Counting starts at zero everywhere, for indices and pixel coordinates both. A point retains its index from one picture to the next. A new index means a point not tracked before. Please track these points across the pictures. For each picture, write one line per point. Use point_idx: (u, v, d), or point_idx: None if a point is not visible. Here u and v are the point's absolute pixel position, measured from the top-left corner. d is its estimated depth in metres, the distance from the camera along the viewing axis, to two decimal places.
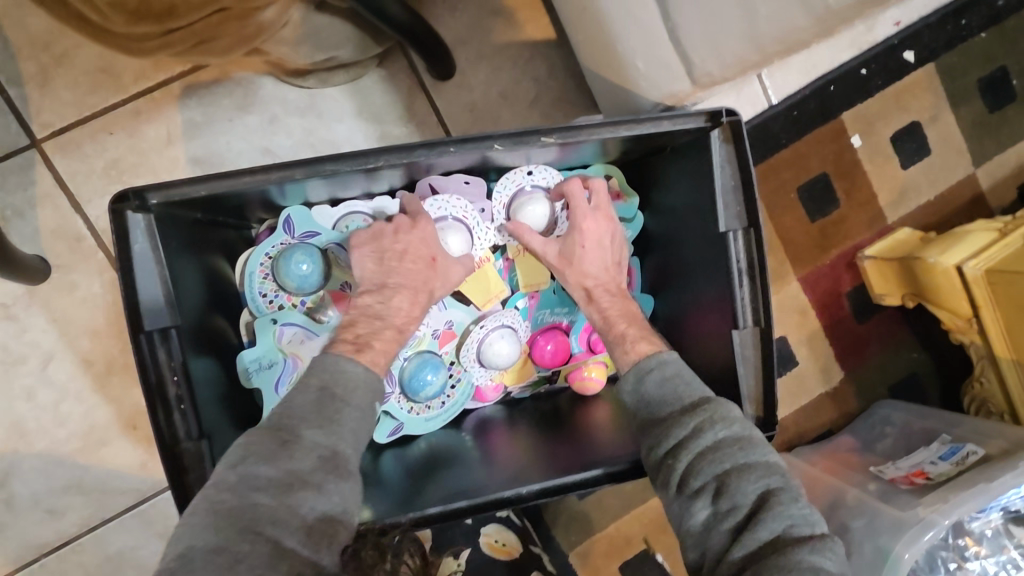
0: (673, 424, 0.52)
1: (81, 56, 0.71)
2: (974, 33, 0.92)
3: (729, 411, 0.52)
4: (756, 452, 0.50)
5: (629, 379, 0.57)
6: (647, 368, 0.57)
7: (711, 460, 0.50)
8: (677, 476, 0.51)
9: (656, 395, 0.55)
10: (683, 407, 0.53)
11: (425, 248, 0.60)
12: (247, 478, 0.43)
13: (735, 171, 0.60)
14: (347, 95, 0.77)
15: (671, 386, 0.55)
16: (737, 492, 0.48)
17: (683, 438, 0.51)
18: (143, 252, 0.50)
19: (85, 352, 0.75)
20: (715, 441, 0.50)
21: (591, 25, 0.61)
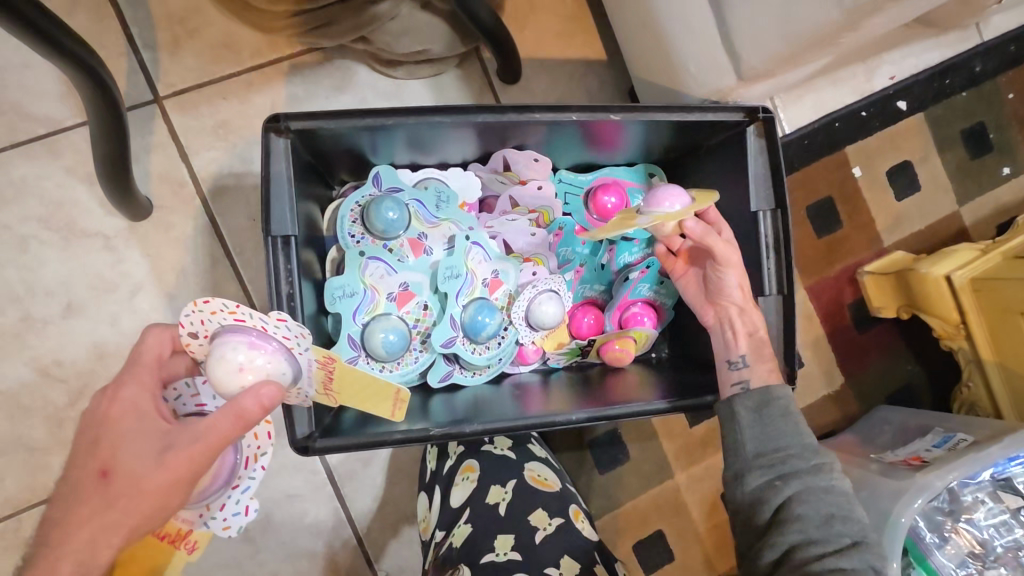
0: (793, 458, 0.59)
1: (208, 31, 0.83)
2: (958, 91, 1.07)
3: (838, 468, 0.59)
4: (855, 509, 0.57)
5: (752, 400, 0.63)
6: (775, 393, 0.62)
7: (818, 497, 0.56)
8: (781, 498, 0.57)
9: (782, 425, 0.61)
10: (805, 444, 0.60)
11: (94, 456, 0.44)
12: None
13: (766, 160, 0.71)
14: (428, 87, 0.90)
15: (793, 421, 0.61)
16: (835, 530, 0.55)
17: (798, 468, 0.58)
18: (279, 170, 0.60)
19: (170, 286, 0.82)
20: (824, 485, 0.57)
21: (649, 37, 0.74)
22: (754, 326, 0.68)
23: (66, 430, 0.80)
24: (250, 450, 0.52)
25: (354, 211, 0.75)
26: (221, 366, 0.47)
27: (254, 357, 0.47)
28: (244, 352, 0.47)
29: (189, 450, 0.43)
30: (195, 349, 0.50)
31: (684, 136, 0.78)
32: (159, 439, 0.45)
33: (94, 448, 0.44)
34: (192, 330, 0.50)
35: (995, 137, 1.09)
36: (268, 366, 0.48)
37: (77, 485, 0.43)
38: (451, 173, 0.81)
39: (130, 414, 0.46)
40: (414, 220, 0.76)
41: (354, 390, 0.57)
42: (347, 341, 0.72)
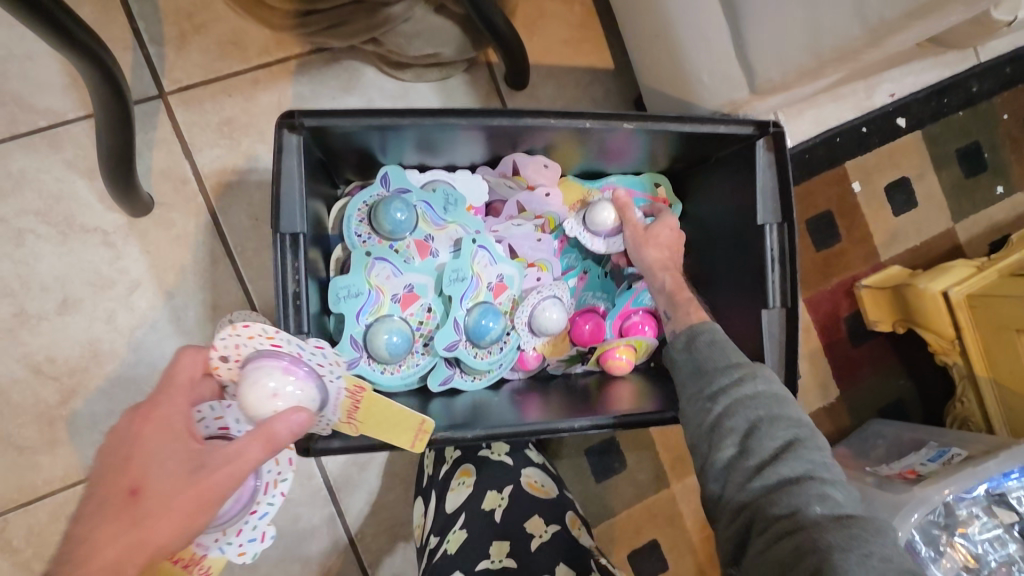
0: (717, 375, 0.56)
1: (216, 28, 0.82)
2: (955, 110, 1.09)
3: (763, 372, 0.55)
4: (790, 410, 0.53)
5: (681, 340, 0.61)
6: (701, 334, 0.60)
7: (748, 407, 0.52)
8: (712, 418, 0.54)
9: (705, 352, 0.58)
10: (733, 363, 0.56)
11: (123, 474, 0.42)
12: None
13: (775, 174, 0.71)
14: (435, 91, 0.90)
15: (721, 348, 0.58)
16: (767, 435, 0.51)
17: (722, 385, 0.55)
18: (290, 167, 0.59)
19: (169, 285, 0.81)
20: (753, 394, 0.53)
21: (661, 48, 0.75)
22: (660, 285, 0.73)
23: (56, 429, 0.78)
24: (269, 476, 0.52)
25: (361, 210, 0.74)
26: (255, 391, 0.48)
27: (287, 384, 0.49)
28: (278, 378, 0.49)
29: (227, 471, 0.43)
30: (223, 373, 0.50)
31: (694, 148, 0.78)
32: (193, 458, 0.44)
33: (125, 465, 0.42)
34: (223, 352, 0.50)
35: (989, 156, 1.11)
36: (298, 393, 0.50)
37: (105, 503, 0.41)
38: (459, 176, 0.81)
39: (163, 432, 0.44)
40: (422, 221, 0.76)
41: (377, 420, 0.57)
42: (349, 342, 0.71)
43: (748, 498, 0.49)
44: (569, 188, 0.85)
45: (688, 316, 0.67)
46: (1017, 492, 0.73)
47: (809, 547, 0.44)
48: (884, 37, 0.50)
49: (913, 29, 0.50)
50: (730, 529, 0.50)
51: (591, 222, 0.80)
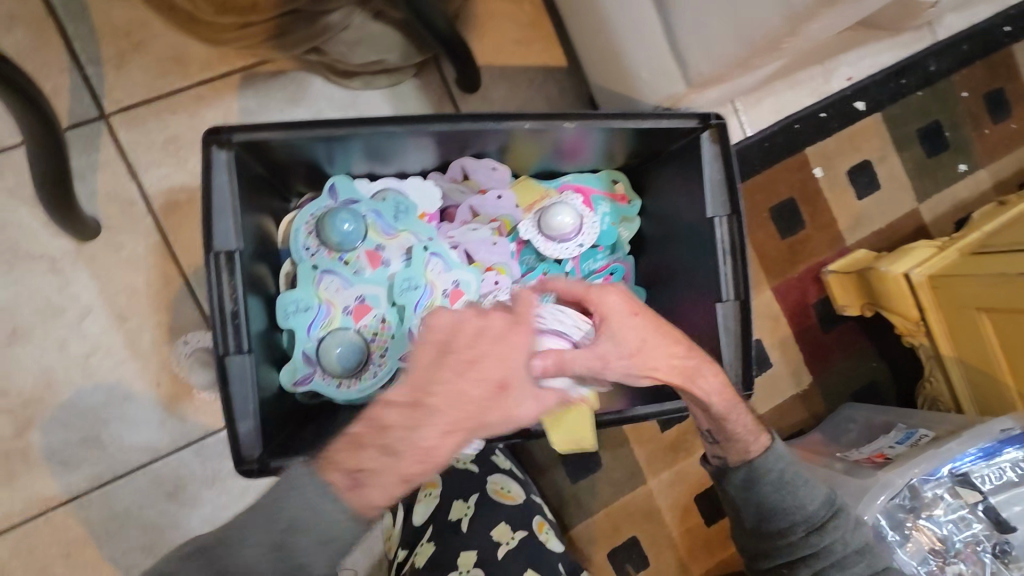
0: (794, 539, 0.62)
1: (156, 45, 0.81)
2: (913, 90, 1.09)
3: (834, 524, 0.61)
4: (873, 560, 0.61)
5: (738, 477, 0.64)
6: (760, 469, 0.63)
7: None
8: None
9: (774, 502, 0.62)
10: (806, 517, 0.62)
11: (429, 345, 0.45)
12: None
13: (721, 166, 0.70)
14: (385, 98, 0.88)
15: (786, 489, 0.62)
16: None
17: (809, 549, 0.61)
18: (222, 184, 0.59)
19: (121, 309, 0.80)
20: (840, 560, 0.61)
21: (603, 45, 0.74)
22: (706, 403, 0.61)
23: (14, 462, 0.78)
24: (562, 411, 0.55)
25: (309, 223, 0.73)
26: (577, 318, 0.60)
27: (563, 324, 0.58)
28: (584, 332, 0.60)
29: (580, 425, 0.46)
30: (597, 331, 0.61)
31: (644, 144, 0.78)
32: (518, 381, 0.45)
33: (454, 355, 0.44)
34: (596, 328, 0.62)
35: (950, 135, 1.11)
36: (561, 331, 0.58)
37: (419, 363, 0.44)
38: (410, 183, 0.79)
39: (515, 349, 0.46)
40: (371, 231, 0.75)
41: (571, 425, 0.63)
42: (302, 357, 0.70)
43: None
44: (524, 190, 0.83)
45: (743, 450, 0.63)
46: (978, 471, 0.72)
47: None
48: (803, 24, 0.50)
49: (831, 13, 0.50)
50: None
51: (546, 226, 0.79)
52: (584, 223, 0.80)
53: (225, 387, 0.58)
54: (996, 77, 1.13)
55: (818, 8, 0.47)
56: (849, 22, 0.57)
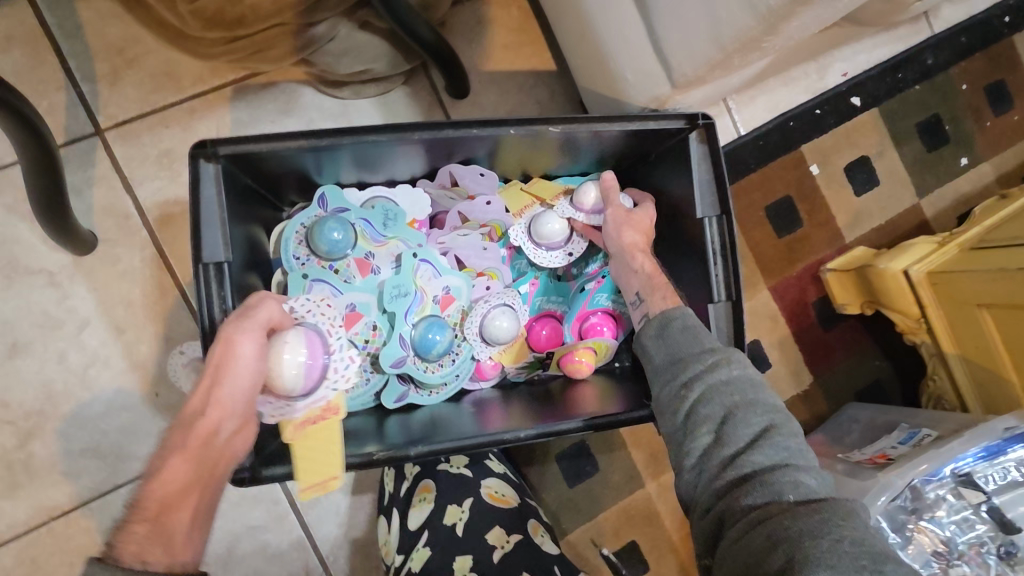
0: (692, 360, 0.56)
1: (149, 60, 0.82)
2: (910, 84, 1.08)
3: (734, 354, 0.56)
4: (761, 393, 0.54)
5: (653, 324, 0.60)
6: (673, 317, 0.59)
7: (721, 394, 0.53)
8: (687, 407, 0.54)
9: (681, 336, 0.58)
10: (700, 349, 0.56)
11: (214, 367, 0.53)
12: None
13: (709, 166, 0.70)
14: (375, 107, 0.89)
15: (690, 332, 0.58)
16: (742, 421, 0.52)
17: (698, 371, 0.55)
18: (209, 197, 0.59)
19: (118, 321, 0.81)
20: (729, 381, 0.54)
21: (588, 48, 0.74)
22: (639, 266, 0.68)
23: (15, 473, 0.79)
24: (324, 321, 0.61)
25: (299, 232, 0.74)
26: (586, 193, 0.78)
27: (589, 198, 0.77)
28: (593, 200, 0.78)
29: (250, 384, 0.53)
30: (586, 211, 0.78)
31: (632, 146, 0.77)
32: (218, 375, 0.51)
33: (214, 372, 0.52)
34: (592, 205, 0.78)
35: (951, 128, 1.10)
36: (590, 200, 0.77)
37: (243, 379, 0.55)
38: (400, 191, 0.79)
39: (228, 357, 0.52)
40: (361, 239, 0.75)
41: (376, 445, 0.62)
42: None
43: (723, 494, 0.50)
44: (513, 198, 0.83)
45: (665, 302, 0.63)
46: (981, 471, 0.71)
47: (777, 531, 0.45)
48: (779, 23, 0.50)
49: (807, 11, 0.49)
50: (704, 511, 0.52)
51: (536, 233, 0.78)
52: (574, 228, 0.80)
53: None
54: (997, 68, 1.11)
55: (792, 6, 0.47)
56: (829, 19, 0.57)
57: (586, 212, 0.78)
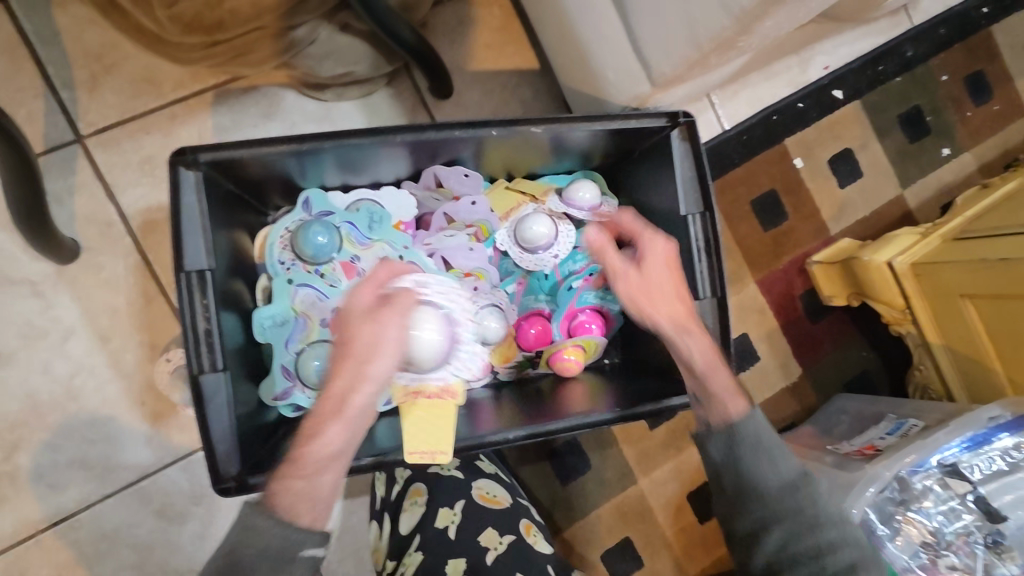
0: (765, 489, 0.55)
1: (128, 66, 0.82)
2: (891, 76, 1.08)
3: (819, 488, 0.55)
4: (851, 530, 0.55)
5: (720, 438, 0.58)
6: (740, 431, 0.57)
7: (804, 537, 0.53)
8: (766, 543, 0.55)
9: (752, 458, 0.56)
10: (781, 484, 0.55)
11: (341, 340, 0.54)
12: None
13: (692, 163, 0.70)
14: (358, 108, 0.89)
15: (765, 454, 0.56)
16: (829, 548, 0.53)
17: (779, 514, 0.54)
18: (190, 204, 0.59)
19: (102, 330, 0.81)
20: (814, 515, 0.54)
21: (570, 48, 0.74)
22: (686, 345, 0.60)
23: (1, 486, 0.78)
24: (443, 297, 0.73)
25: (284, 237, 0.74)
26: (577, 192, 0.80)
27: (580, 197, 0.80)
28: (587, 197, 0.80)
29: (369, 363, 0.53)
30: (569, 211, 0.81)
31: (616, 144, 0.77)
32: (357, 351, 0.53)
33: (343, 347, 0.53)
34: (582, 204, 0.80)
35: (932, 119, 1.11)
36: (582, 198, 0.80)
37: (341, 354, 0.53)
38: (385, 193, 0.79)
39: (362, 329, 0.53)
40: (347, 243, 0.75)
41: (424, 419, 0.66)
42: (280, 372, 0.70)
43: None
44: (500, 199, 0.83)
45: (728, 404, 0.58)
46: (967, 461, 0.72)
47: None
48: (754, 22, 0.50)
49: (780, 11, 0.50)
50: None
51: (522, 237, 0.79)
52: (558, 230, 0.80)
53: (201, 405, 0.58)
54: (976, 59, 1.12)
55: (764, 6, 0.47)
56: (804, 16, 0.57)
57: (579, 209, 0.80)
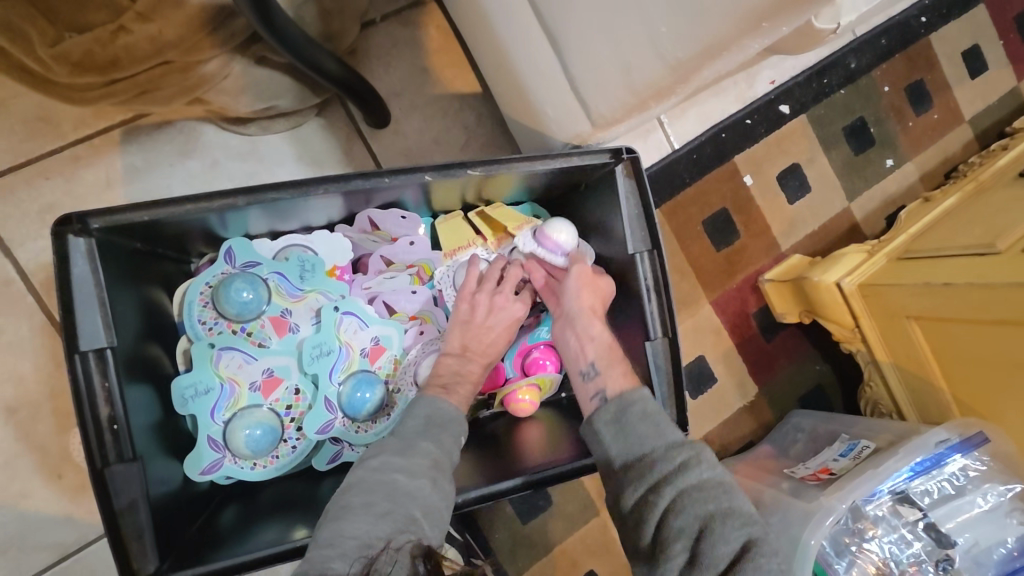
0: (659, 458, 0.53)
1: (20, 105, 0.74)
2: (835, 89, 1.08)
3: (703, 456, 0.53)
4: (733, 498, 0.51)
5: (609, 409, 0.58)
6: (630, 399, 0.58)
7: (694, 501, 0.50)
8: (656, 513, 0.51)
9: (638, 429, 0.56)
10: (666, 442, 0.54)
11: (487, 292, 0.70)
12: (387, 463, 0.52)
13: (638, 201, 0.67)
14: (287, 141, 0.83)
15: (651, 422, 0.56)
16: (718, 539, 0.48)
17: (666, 473, 0.52)
18: (82, 275, 0.52)
19: (8, 400, 0.73)
20: (699, 483, 0.51)
21: (507, 80, 0.69)
22: (596, 334, 0.67)
23: None
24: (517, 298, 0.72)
25: (204, 293, 0.67)
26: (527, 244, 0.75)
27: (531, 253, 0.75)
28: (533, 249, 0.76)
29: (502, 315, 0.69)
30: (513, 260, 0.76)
31: (562, 180, 0.72)
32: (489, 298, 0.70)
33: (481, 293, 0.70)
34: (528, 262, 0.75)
35: (875, 130, 1.11)
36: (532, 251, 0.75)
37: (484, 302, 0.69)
38: (318, 238, 0.71)
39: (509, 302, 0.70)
40: (277, 295, 0.69)
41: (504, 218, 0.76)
42: (207, 444, 0.64)
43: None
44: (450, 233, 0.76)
45: (619, 376, 0.62)
46: (917, 487, 0.72)
47: None
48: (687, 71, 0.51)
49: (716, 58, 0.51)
50: None
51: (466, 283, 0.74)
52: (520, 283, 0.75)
53: (108, 500, 0.52)
54: (916, 69, 1.13)
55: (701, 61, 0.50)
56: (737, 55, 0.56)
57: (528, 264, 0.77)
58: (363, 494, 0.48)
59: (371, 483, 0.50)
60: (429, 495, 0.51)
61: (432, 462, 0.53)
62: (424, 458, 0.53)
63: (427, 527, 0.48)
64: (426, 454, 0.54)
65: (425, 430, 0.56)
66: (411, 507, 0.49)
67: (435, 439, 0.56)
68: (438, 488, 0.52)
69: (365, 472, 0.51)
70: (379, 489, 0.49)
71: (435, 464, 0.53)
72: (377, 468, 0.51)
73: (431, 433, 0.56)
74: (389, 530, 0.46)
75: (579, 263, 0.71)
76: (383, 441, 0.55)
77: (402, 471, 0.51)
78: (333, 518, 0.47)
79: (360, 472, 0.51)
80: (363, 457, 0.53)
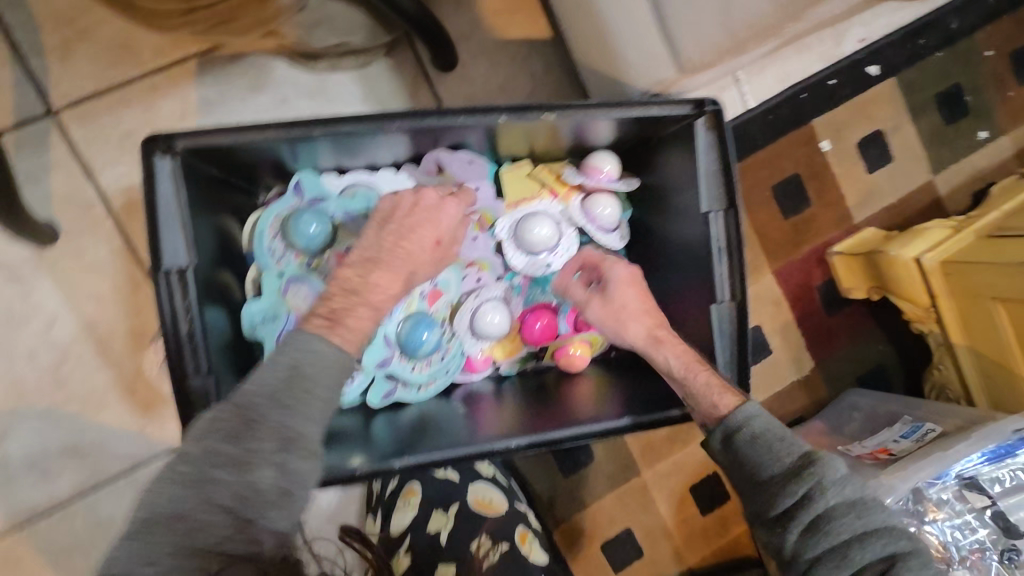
0: (780, 492, 0.50)
1: (103, 32, 0.76)
2: (932, 51, 1.00)
3: (835, 471, 0.49)
4: (867, 515, 0.48)
5: (718, 437, 0.55)
6: (733, 428, 0.54)
7: (829, 530, 0.48)
8: (792, 545, 0.49)
9: (754, 452, 0.52)
10: (787, 469, 0.51)
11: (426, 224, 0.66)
12: (210, 451, 0.48)
13: (718, 156, 0.64)
14: (355, 80, 0.82)
15: (764, 444, 0.52)
16: (860, 555, 0.48)
17: (792, 506, 0.49)
18: (167, 195, 0.54)
19: (88, 317, 0.78)
20: (830, 509, 0.48)
21: (584, 23, 0.67)
22: (665, 362, 0.62)
23: None
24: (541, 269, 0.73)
25: (274, 224, 0.69)
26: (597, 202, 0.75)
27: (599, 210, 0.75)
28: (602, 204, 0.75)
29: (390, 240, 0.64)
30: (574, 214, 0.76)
31: (636, 131, 0.70)
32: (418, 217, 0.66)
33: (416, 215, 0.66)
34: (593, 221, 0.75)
35: (972, 99, 1.03)
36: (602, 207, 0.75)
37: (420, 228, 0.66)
38: (382, 177, 0.72)
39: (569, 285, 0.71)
40: (342, 232, 0.70)
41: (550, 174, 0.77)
42: None
43: None
44: (517, 186, 0.76)
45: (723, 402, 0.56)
46: (987, 474, 0.68)
47: None
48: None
49: None
50: None
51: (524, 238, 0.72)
52: (561, 237, 0.74)
53: (187, 410, 0.55)
54: None
55: None
56: None
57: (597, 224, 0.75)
58: (187, 472, 0.48)
59: (198, 467, 0.48)
60: (273, 480, 0.49)
61: (282, 441, 0.50)
62: (270, 439, 0.50)
63: (270, 514, 0.48)
64: (275, 430, 0.50)
65: (279, 393, 0.52)
66: (235, 503, 0.48)
67: (304, 411, 0.52)
68: (289, 472, 0.49)
69: (201, 444, 0.49)
70: (219, 468, 0.48)
71: (284, 442, 0.50)
72: (195, 453, 0.49)
73: (284, 397, 0.52)
74: (200, 539, 0.46)
75: (608, 271, 0.69)
76: (226, 409, 0.51)
77: (247, 447, 0.50)
78: (149, 494, 0.48)
79: (194, 446, 0.49)
80: (195, 428, 0.50)
